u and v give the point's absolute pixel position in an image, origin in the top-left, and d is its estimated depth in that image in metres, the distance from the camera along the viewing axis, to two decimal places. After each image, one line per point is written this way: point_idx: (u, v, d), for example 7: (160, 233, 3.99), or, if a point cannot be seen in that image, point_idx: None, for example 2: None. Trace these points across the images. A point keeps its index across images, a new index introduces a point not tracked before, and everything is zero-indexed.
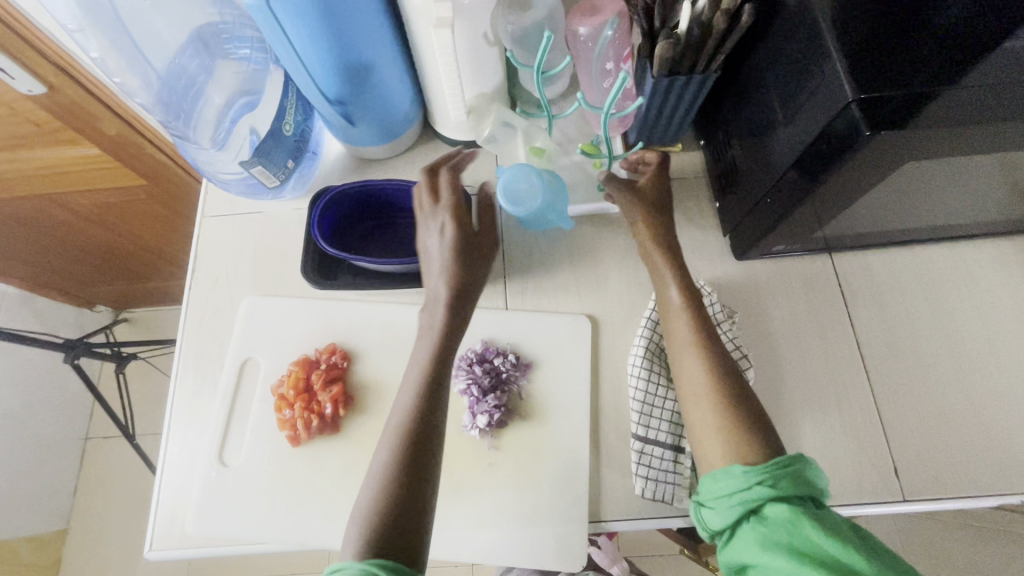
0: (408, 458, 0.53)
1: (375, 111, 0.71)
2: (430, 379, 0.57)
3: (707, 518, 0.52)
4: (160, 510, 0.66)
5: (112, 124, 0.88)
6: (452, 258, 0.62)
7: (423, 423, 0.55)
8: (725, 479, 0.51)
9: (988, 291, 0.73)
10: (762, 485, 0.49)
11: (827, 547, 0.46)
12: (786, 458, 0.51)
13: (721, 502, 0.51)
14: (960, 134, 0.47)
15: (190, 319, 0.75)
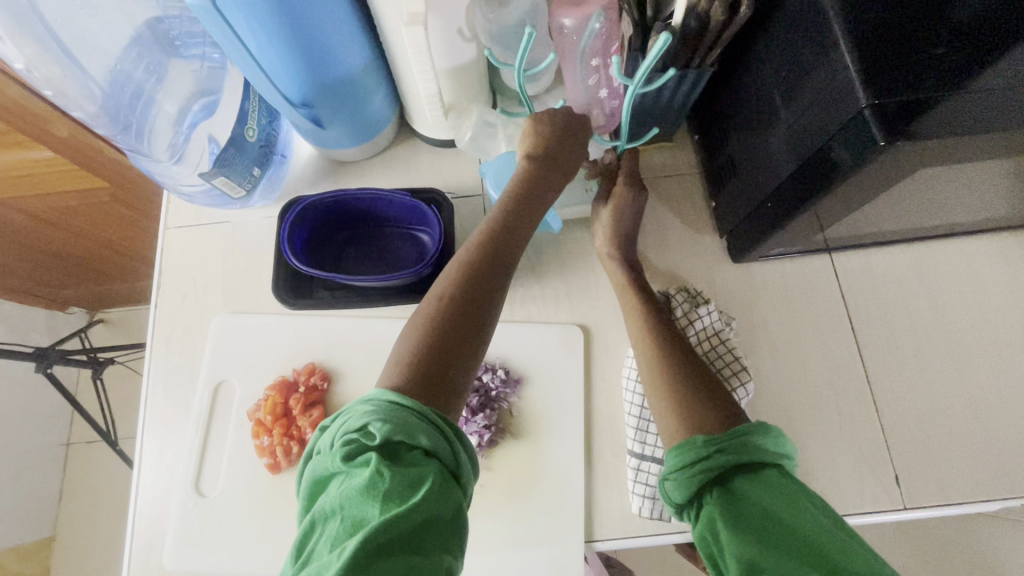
0: (456, 320, 0.50)
1: (347, 113, 0.66)
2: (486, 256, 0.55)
3: (670, 492, 0.48)
4: (135, 544, 0.63)
5: (64, 126, 0.81)
6: (527, 168, 0.60)
7: (479, 301, 0.52)
8: (684, 451, 0.49)
9: (990, 289, 0.71)
10: (719, 456, 0.47)
11: (785, 513, 0.43)
12: (746, 427, 0.48)
13: (680, 473, 0.48)
14: (973, 142, 0.43)
15: (157, 340, 0.71)
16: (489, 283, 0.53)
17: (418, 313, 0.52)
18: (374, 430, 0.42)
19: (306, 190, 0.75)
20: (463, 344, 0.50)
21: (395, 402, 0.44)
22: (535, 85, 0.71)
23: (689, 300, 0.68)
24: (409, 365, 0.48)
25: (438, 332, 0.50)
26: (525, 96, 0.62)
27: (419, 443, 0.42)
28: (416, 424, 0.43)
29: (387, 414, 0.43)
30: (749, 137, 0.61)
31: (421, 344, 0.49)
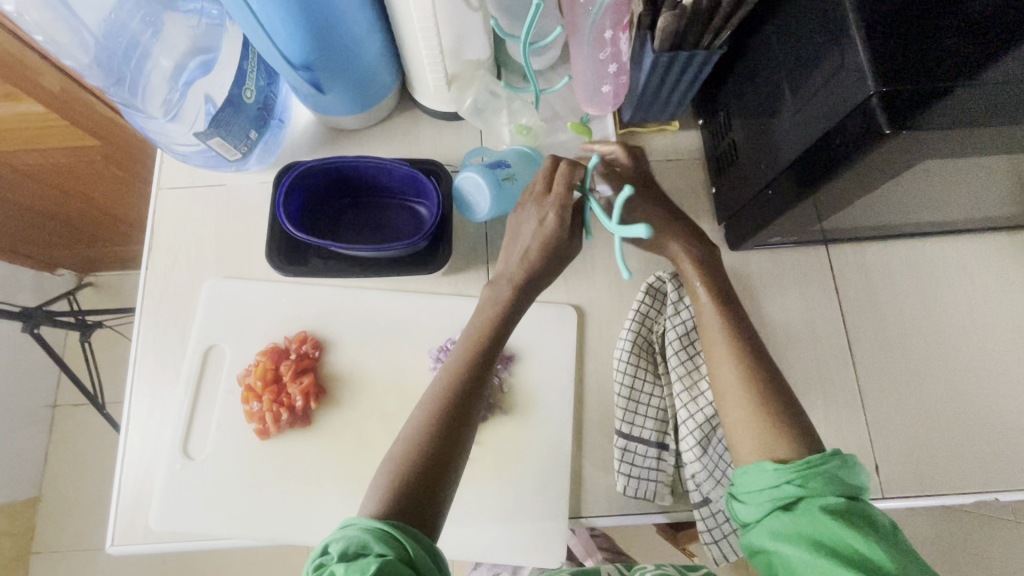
0: (437, 437, 0.51)
1: (347, 78, 0.64)
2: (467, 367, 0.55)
3: (738, 510, 0.50)
4: (122, 503, 0.63)
5: (55, 78, 0.79)
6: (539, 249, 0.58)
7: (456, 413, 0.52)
8: (756, 474, 0.49)
9: (981, 287, 0.72)
10: (791, 484, 0.47)
11: (859, 545, 0.43)
12: (819, 456, 0.48)
13: (753, 496, 0.49)
14: (968, 135, 0.43)
15: (147, 302, 0.70)
16: (467, 384, 0.54)
17: (401, 433, 0.52)
18: (331, 551, 0.43)
19: (303, 156, 0.74)
20: (446, 461, 0.50)
21: (357, 522, 0.45)
22: (542, 60, 0.72)
23: None
24: (397, 488, 0.48)
25: (422, 450, 0.50)
26: (529, 72, 0.63)
27: (372, 549, 0.43)
28: (367, 533, 0.44)
29: (345, 533, 0.44)
30: (753, 123, 0.61)
31: (405, 464, 0.50)
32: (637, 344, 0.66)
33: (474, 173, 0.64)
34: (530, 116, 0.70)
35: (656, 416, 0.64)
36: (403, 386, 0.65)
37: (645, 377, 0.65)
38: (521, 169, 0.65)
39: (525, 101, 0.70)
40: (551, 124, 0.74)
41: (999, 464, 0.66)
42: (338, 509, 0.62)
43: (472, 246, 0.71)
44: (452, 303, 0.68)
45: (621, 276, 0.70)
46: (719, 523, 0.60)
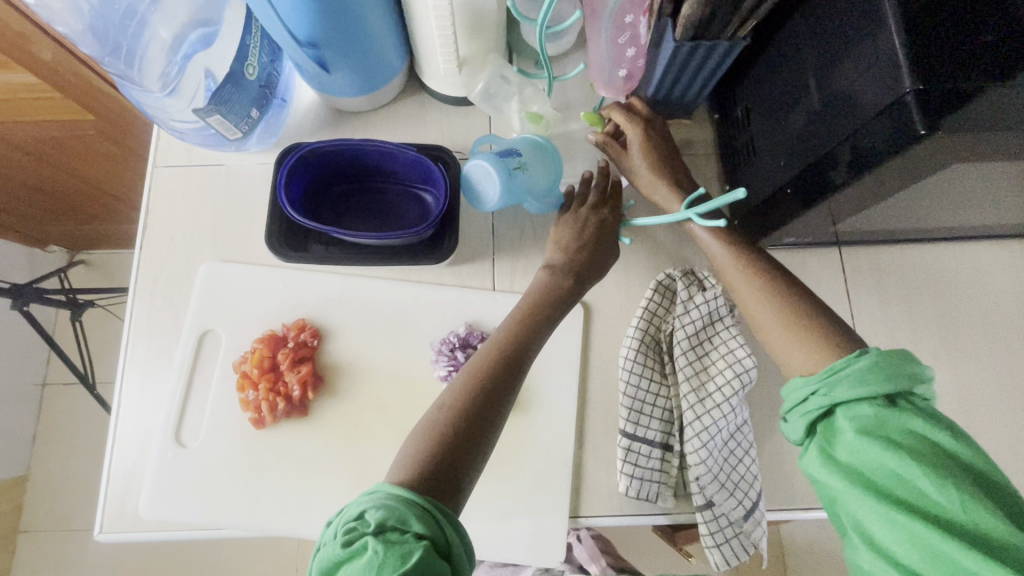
0: (476, 410, 0.51)
1: (354, 58, 0.62)
2: (509, 346, 0.55)
3: (787, 431, 0.52)
4: (110, 489, 0.61)
5: (48, 48, 0.76)
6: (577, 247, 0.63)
7: (498, 389, 0.52)
8: (793, 393, 0.51)
9: (994, 296, 0.71)
10: (821, 395, 0.48)
11: (887, 461, 0.43)
12: (845, 360, 0.48)
13: (793, 415, 0.51)
14: (1000, 140, 0.42)
15: (141, 283, 0.68)
16: (520, 355, 0.55)
17: (437, 403, 0.52)
18: (369, 518, 0.41)
19: (305, 138, 0.71)
20: (482, 431, 0.50)
21: (396, 491, 0.43)
22: (556, 45, 0.69)
23: (694, 284, 0.65)
24: (429, 458, 0.48)
25: (464, 412, 0.50)
26: (544, 56, 0.61)
27: (411, 528, 0.41)
28: (408, 508, 0.42)
29: (382, 501, 0.42)
30: (772, 122, 0.59)
31: (445, 425, 0.50)
32: (644, 343, 0.64)
33: (483, 161, 0.61)
34: (543, 103, 0.68)
35: (662, 416, 0.63)
36: (404, 378, 0.64)
37: (651, 377, 0.63)
38: (533, 159, 0.63)
39: (536, 88, 0.68)
40: (564, 113, 0.72)
41: (1002, 474, 0.66)
42: (333, 501, 0.61)
43: (477, 237, 0.69)
44: (455, 294, 0.67)
45: (630, 272, 0.68)
46: (722, 527, 0.59)
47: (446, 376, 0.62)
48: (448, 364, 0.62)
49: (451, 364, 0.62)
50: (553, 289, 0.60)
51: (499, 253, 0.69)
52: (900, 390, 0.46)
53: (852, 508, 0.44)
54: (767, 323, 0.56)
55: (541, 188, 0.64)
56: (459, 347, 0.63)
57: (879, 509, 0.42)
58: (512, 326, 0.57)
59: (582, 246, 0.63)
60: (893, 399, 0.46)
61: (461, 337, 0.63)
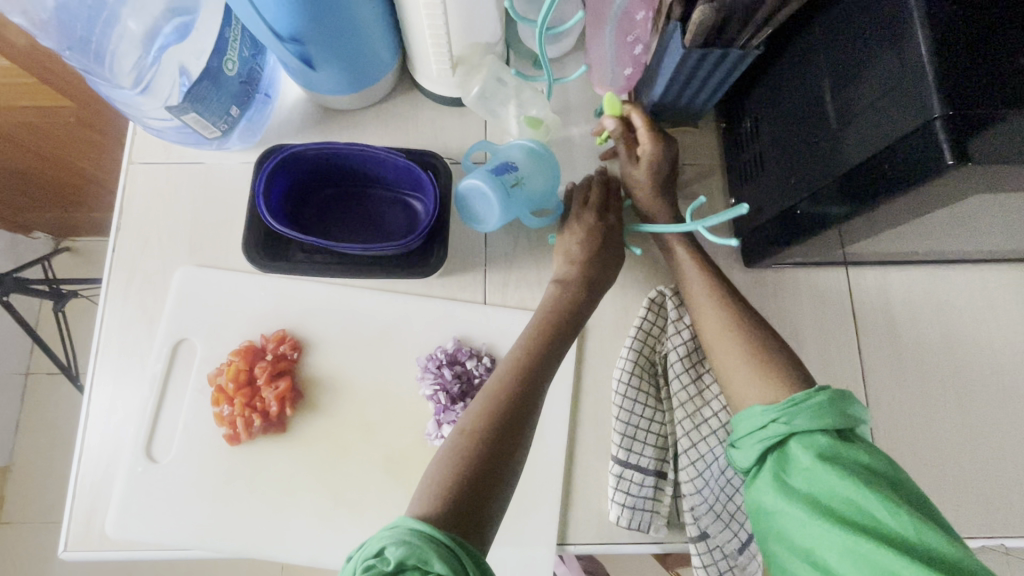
0: (494, 437, 0.47)
1: (341, 54, 0.58)
2: (522, 370, 0.52)
3: (734, 457, 0.51)
4: (77, 505, 0.58)
5: (20, 33, 0.71)
6: (586, 263, 0.60)
7: (518, 414, 0.49)
8: (748, 419, 0.50)
9: (1005, 323, 0.68)
10: (780, 424, 0.48)
11: (844, 487, 0.43)
12: (805, 393, 0.48)
13: (747, 442, 0.50)
14: None
15: (114, 287, 0.64)
16: (538, 373, 0.53)
17: (456, 429, 0.49)
18: (390, 556, 0.39)
19: (290, 138, 0.68)
20: (507, 458, 0.47)
21: (417, 526, 0.40)
22: (557, 46, 0.66)
23: None
24: (452, 490, 0.44)
25: (485, 440, 0.47)
26: (544, 59, 0.57)
27: (432, 568, 0.38)
28: (428, 546, 0.39)
29: (404, 537, 0.40)
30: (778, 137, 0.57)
31: (467, 454, 0.46)
32: (639, 365, 0.61)
33: (478, 180, 0.58)
34: (541, 107, 0.64)
35: (656, 443, 0.60)
36: (388, 395, 0.61)
37: (646, 401, 0.61)
38: (529, 170, 0.60)
39: (535, 91, 0.64)
40: (563, 116, 0.69)
41: (1006, 509, 0.63)
42: (309, 523, 0.58)
43: (468, 247, 0.66)
44: (444, 308, 0.63)
45: (627, 288, 0.65)
46: (717, 560, 0.57)
47: (431, 396, 0.59)
48: (434, 382, 0.59)
49: (437, 382, 0.59)
50: (563, 311, 0.57)
51: (490, 265, 0.65)
52: (846, 423, 0.47)
53: (810, 538, 0.43)
54: (732, 367, 0.54)
55: (541, 199, 0.61)
56: (446, 364, 0.60)
57: (839, 537, 0.41)
58: (527, 342, 0.55)
59: (591, 259, 0.60)
60: (841, 431, 0.47)
61: (448, 353, 0.60)
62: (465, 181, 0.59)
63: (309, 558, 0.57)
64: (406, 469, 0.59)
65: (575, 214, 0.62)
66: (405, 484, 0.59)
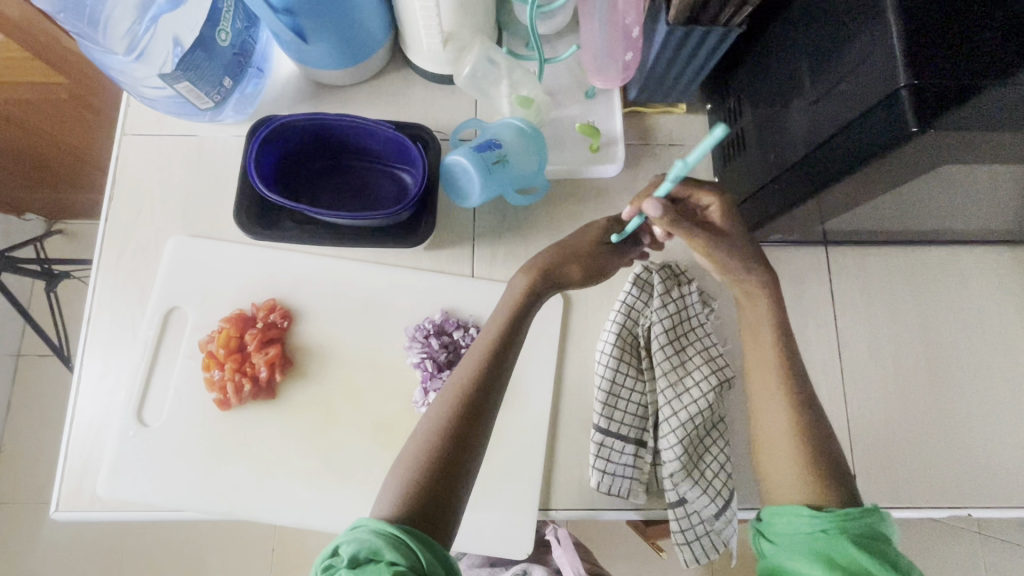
0: (456, 436, 0.47)
1: (334, 28, 0.59)
2: (488, 370, 0.49)
3: (767, 551, 0.46)
4: (69, 468, 0.60)
5: (15, 5, 0.70)
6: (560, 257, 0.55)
7: (478, 414, 0.48)
8: (794, 517, 0.45)
9: (978, 302, 0.70)
10: (831, 535, 0.43)
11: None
12: (860, 508, 0.44)
13: (785, 538, 0.45)
14: (989, 140, 0.40)
15: (106, 256, 0.65)
16: (496, 374, 0.50)
17: (420, 429, 0.48)
18: (342, 553, 0.41)
19: (283, 111, 0.69)
20: (469, 458, 0.47)
21: (369, 521, 0.42)
22: (547, 25, 0.67)
23: (671, 278, 0.64)
24: (417, 493, 0.44)
25: (448, 442, 0.46)
26: (533, 34, 0.58)
27: (384, 558, 0.40)
28: (379, 538, 0.41)
29: (356, 533, 0.41)
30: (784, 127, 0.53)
31: (433, 454, 0.46)
32: (622, 337, 0.63)
33: (463, 157, 0.59)
34: (532, 86, 0.65)
35: (636, 412, 0.62)
36: (376, 363, 0.62)
37: (628, 372, 0.62)
38: (514, 149, 0.61)
39: (526, 71, 0.65)
40: (554, 97, 0.69)
41: (972, 480, 0.66)
42: (297, 486, 0.59)
43: (457, 221, 0.67)
44: (432, 279, 0.65)
45: None
46: (694, 524, 0.59)
47: (418, 363, 0.60)
48: (421, 350, 0.60)
49: (424, 351, 0.60)
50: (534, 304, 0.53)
51: (479, 240, 0.67)
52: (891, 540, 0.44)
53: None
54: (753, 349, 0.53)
55: (524, 177, 0.62)
56: (433, 334, 0.61)
57: None
58: (491, 336, 0.52)
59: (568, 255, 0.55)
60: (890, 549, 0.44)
61: (435, 323, 0.62)
62: (452, 157, 0.60)
63: (297, 520, 0.59)
64: (393, 435, 0.61)
65: None
66: (392, 449, 0.60)
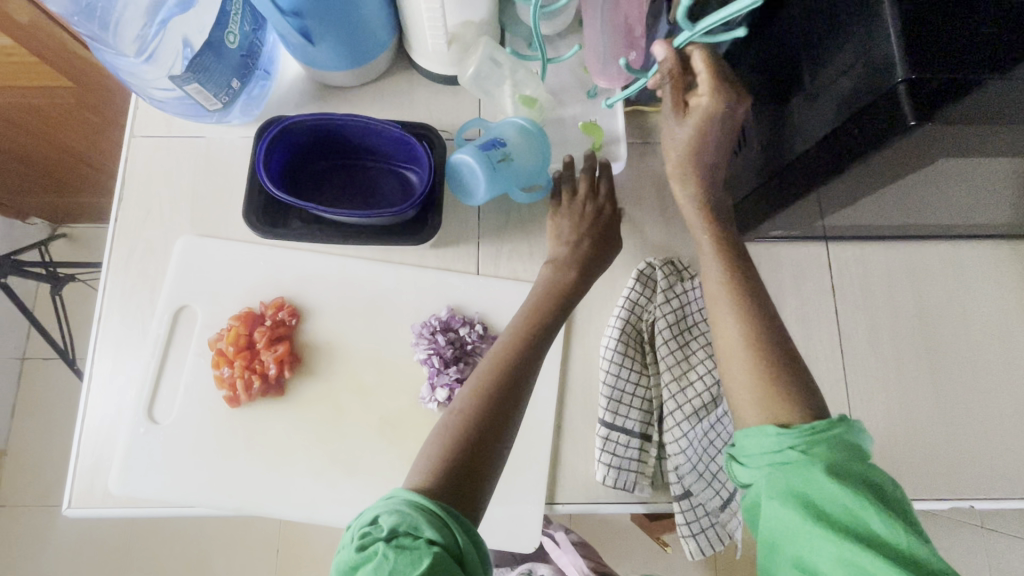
0: (490, 415, 0.49)
1: (342, 30, 0.60)
2: (521, 353, 0.54)
3: (737, 471, 0.48)
4: (81, 465, 0.60)
5: (24, 10, 0.71)
6: (574, 247, 0.61)
7: (511, 392, 0.51)
8: (760, 439, 0.46)
9: (977, 295, 0.71)
10: (796, 450, 0.44)
11: (849, 502, 0.41)
12: (824, 424, 0.45)
13: (753, 459, 0.46)
14: (983, 133, 0.41)
15: (116, 256, 0.66)
16: (527, 357, 0.54)
17: (454, 406, 0.51)
18: (382, 523, 0.41)
19: (289, 113, 0.70)
20: (498, 435, 0.49)
21: (409, 496, 0.42)
22: (550, 26, 0.68)
23: (673, 274, 0.65)
24: (446, 466, 0.46)
25: (480, 418, 0.49)
26: (537, 35, 0.59)
27: (423, 535, 0.40)
28: (419, 514, 0.41)
29: (397, 506, 0.42)
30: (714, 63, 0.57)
31: (464, 428, 0.49)
32: (626, 332, 0.64)
33: (468, 155, 0.60)
34: (534, 86, 0.66)
35: (641, 406, 0.62)
36: (383, 360, 0.63)
37: (632, 366, 0.63)
38: (518, 146, 0.62)
39: (529, 71, 0.66)
40: (557, 96, 0.70)
41: (974, 472, 0.66)
42: (306, 482, 0.60)
43: (462, 220, 0.68)
44: (438, 277, 0.66)
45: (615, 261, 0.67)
46: (699, 516, 0.59)
47: (425, 359, 0.61)
48: (428, 347, 0.61)
49: (431, 347, 0.61)
50: (562, 297, 0.59)
51: (484, 238, 0.68)
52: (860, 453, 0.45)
53: (809, 548, 0.41)
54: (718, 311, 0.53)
55: (527, 175, 0.63)
56: (440, 331, 0.62)
57: (842, 550, 0.40)
58: (524, 324, 0.56)
59: (579, 237, 0.62)
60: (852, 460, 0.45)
61: (442, 320, 0.62)
62: (457, 154, 0.61)
63: (306, 515, 0.59)
64: (400, 430, 0.61)
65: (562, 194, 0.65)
66: (399, 445, 0.61)
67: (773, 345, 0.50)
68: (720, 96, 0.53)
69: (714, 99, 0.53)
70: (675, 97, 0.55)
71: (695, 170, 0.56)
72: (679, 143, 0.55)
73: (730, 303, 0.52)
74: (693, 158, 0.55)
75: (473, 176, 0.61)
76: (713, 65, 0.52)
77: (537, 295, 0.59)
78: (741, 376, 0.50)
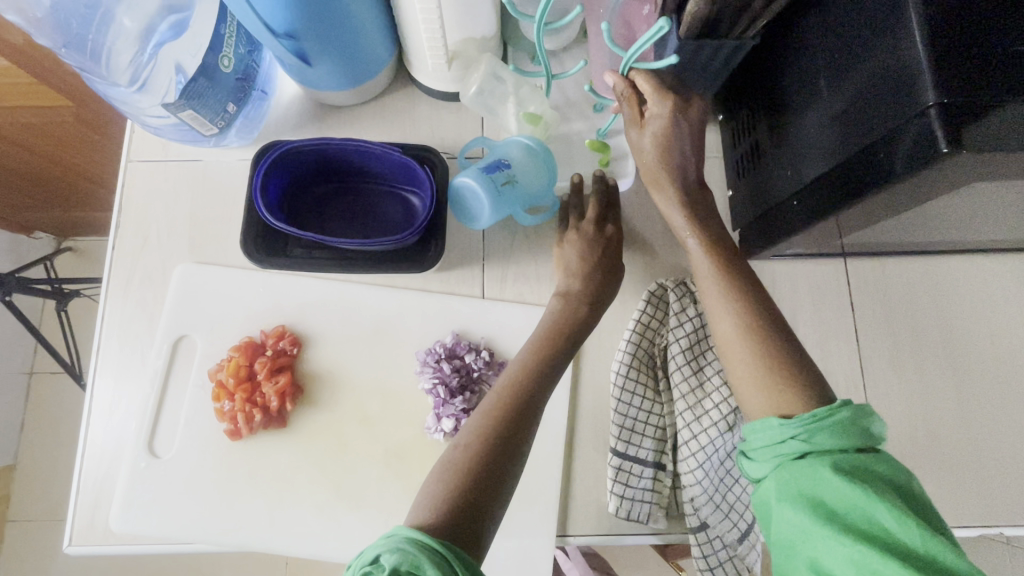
0: (494, 454, 0.47)
1: (339, 50, 0.58)
2: (526, 388, 0.52)
3: (746, 467, 0.47)
4: (81, 499, 0.59)
5: (17, 31, 0.69)
6: (583, 276, 0.59)
7: (516, 427, 0.49)
8: (763, 429, 0.45)
9: (1004, 312, 0.68)
10: (800, 440, 0.43)
11: (856, 496, 0.40)
12: (827, 408, 0.44)
13: (761, 453, 0.45)
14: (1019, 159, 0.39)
15: (114, 284, 0.65)
16: (536, 389, 0.52)
17: (455, 442, 0.49)
18: (383, 564, 0.38)
19: (288, 134, 0.68)
20: (503, 475, 0.47)
21: (410, 534, 0.40)
22: (555, 40, 0.66)
23: (686, 295, 0.63)
24: (448, 510, 0.44)
25: (482, 455, 0.47)
26: (542, 53, 0.57)
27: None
28: (421, 552, 0.39)
29: (397, 544, 0.40)
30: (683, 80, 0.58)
31: (466, 469, 0.46)
32: (638, 357, 0.62)
33: (471, 179, 0.58)
34: (539, 103, 0.64)
35: (655, 435, 0.60)
36: (387, 390, 0.61)
37: (644, 393, 0.61)
38: (523, 167, 0.60)
39: (533, 88, 0.64)
40: (562, 112, 0.67)
41: (1003, 498, 0.64)
42: (310, 517, 0.58)
43: (466, 242, 0.66)
44: (442, 302, 0.64)
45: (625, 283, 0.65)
46: (717, 550, 0.57)
47: (431, 389, 0.59)
48: (433, 376, 0.59)
49: (436, 376, 0.59)
50: (566, 326, 0.56)
51: (489, 260, 0.66)
52: (869, 440, 0.43)
53: (820, 549, 0.40)
54: (721, 332, 0.51)
55: (531, 196, 0.61)
56: (445, 358, 0.60)
57: (846, 549, 0.39)
58: (528, 356, 0.54)
59: (586, 266, 0.60)
60: (862, 448, 0.43)
61: (447, 347, 0.60)
62: (460, 178, 0.59)
63: (310, 552, 0.58)
64: (406, 462, 0.59)
65: (571, 221, 0.63)
66: (405, 477, 0.59)
67: (792, 372, 0.47)
68: (669, 108, 0.56)
69: (665, 112, 0.56)
70: (630, 109, 0.58)
71: (669, 171, 0.56)
72: (648, 149, 0.57)
73: (734, 321, 0.50)
74: (664, 160, 0.56)
75: (476, 201, 0.59)
76: (654, 82, 0.56)
77: (542, 325, 0.57)
78: (750, 386, 0.48)
